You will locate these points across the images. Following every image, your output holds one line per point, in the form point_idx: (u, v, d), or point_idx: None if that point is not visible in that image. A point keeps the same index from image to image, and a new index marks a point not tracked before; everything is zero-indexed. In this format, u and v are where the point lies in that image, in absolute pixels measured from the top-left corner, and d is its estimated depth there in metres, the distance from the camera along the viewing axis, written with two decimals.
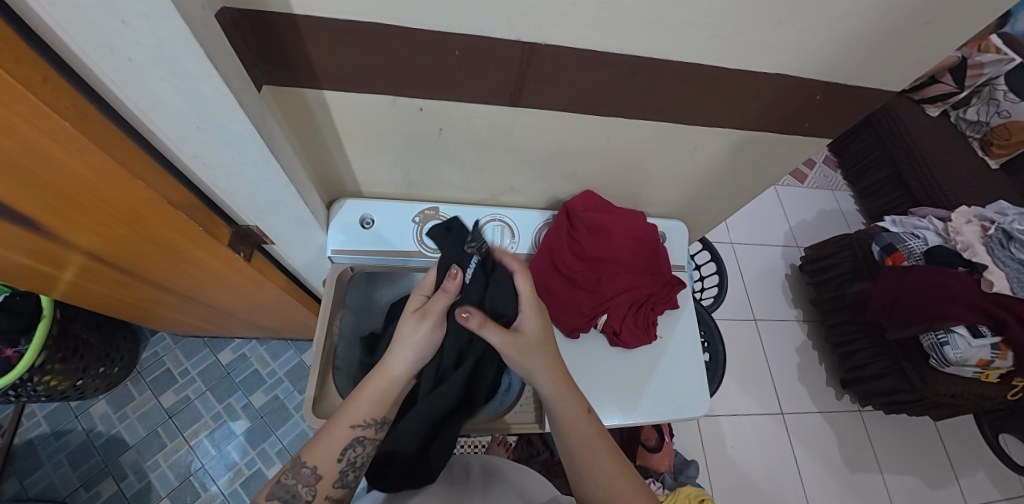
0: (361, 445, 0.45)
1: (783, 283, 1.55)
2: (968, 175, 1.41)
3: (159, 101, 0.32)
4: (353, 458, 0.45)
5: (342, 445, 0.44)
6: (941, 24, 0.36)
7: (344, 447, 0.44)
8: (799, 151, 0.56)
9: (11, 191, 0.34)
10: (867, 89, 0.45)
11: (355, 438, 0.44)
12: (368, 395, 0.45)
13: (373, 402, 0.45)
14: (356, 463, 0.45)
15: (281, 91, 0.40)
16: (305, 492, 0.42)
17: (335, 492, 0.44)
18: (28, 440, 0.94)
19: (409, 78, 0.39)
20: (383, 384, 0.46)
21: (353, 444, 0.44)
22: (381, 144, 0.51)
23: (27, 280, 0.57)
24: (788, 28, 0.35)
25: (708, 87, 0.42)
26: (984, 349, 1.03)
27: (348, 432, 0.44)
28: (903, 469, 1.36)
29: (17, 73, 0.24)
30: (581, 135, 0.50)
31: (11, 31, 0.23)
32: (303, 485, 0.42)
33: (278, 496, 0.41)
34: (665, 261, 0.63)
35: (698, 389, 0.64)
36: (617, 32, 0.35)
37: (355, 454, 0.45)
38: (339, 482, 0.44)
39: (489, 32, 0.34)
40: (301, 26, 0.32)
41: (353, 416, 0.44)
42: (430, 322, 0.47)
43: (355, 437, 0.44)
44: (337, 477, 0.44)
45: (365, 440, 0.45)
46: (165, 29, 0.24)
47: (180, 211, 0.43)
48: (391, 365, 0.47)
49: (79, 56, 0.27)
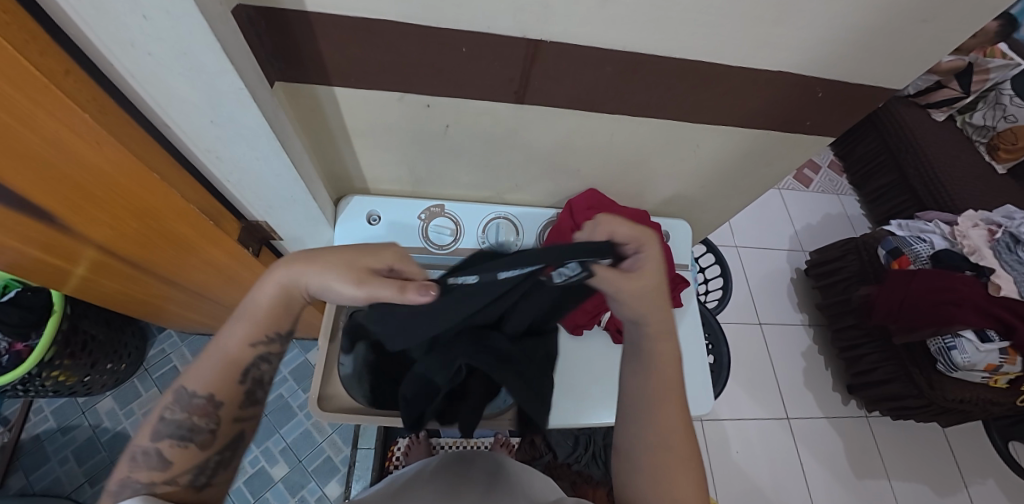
0: (266, 362, 0.43)
1: (789, 287, 1.54)
2: (975, 180, 1.41)
3: (176, 97, 0.33)
4: (257, 376, 0.42)
5: (242, 367, 0.41)
6: (942, 22, 0.37)
7: (245, 367, 0.41)
8: (803, 149, 0.56)
9: (31, 182, 0.35)
10: (869, 87, 0.46)
11: (257, 356, 0.42)
12: (268, 314, 0.41)
13: (270, 314, 0.41)
14: (264, 380, 0.43)
15: (293, 88, 0.41)
16: (203, 421, 0.39)
17: (243, 412, 0.42)
18: (35, 435, 0.95)
19: (417, 75, 0.40)
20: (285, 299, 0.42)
21: (256, 362, 0.42)
22: (388, 141, 0.52)
23: (41, 274, 0.59)
24: (789, 24, 0.36)
25: (710, 85, 0.43)
26: (993, 355, 1.03)
27: (246, 349, 0.41)
28: (911, 476, 1.34)
29: (41, 65, 0.25)
30: (584, 133, 0.51)
31: (38, 26, 0.24)
32: (198, 415, 0.39)
33: (173, 432, 0.38)
34: (669, 259, 0.64)
35: (701, 387, 0.64)
36: (620, 29, 0.35)
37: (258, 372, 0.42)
38: (249, 401, 0.42)
39: (495, 29, 0.35)
40: (314, 22, 0.33)
41: (243, 337, 0.41)
42: (366, 292, 0.39)
43: (257, 355, 0.42)
44: (242, 398, 0.42)
45: (270, 357, 0.43)
46: (185, 24, 0.25)
47: (194, 205, 0.44)
48: (290, 282, 0.41)
49: (101, 50, 0.28)
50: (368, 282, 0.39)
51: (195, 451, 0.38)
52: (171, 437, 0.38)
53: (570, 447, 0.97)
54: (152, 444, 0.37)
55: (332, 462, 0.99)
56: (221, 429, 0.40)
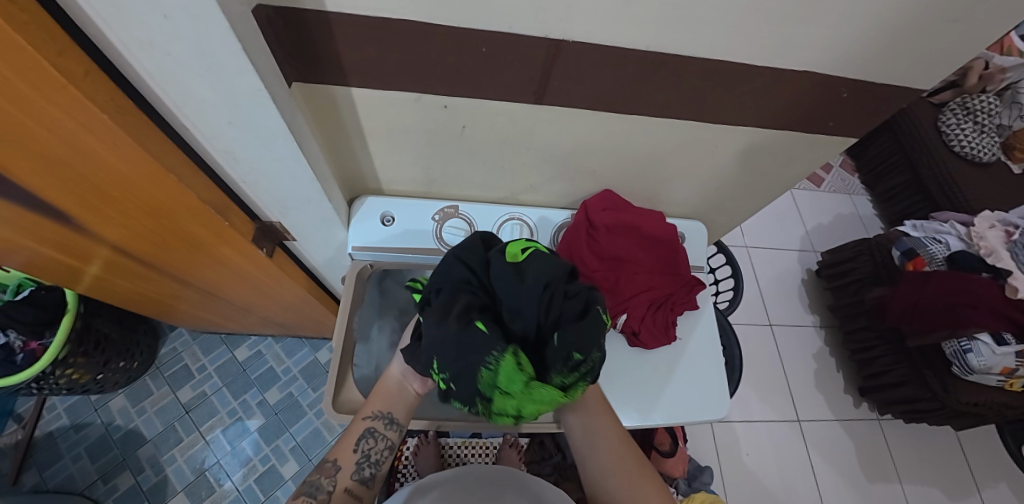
0: (373, 438, 0.51)
1: (800, 288, 1.52)
2: (990, 180, 1.38)
3: (193, 96, 0.32)
4: (367, 450, 0.50)
5: (356, 437, 0.50)
6: (973, 20, 0.36)
7: (358, 439, 0.50)
8: (822, 151, 0.55)
9: (51, 182, 0.35)
10: (893, 88, 0.45)
11: (365, 430, 0.51)
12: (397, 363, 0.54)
13: (375, 400, 0.52)
14: (371, 457, 0.50)
15: (311, 89, 0.41)
16: (327, 481, 0.48)
17: (354, 483, 0.49)
18: (48, 432, 0.95)
19: (435, 76, 0.40)
20: (386, 384, 0.53)
21: (366, 436, 0.50)
22: (404, 142, 0.51)
23: (58, 273, 0.59)
24: (817, 23, 0.35)
25: (732, 85, 0.42)
26: (1008, 358, 1.00)
27: (359, 425, 0.51)
28: (923, 480, 1.33)
29: (60, 65, 0.24)
30: (601, 135, 0.50)
31: (56, 24, 0.24)
32: (325, 475, 0.49)
33: (304, 490, 0.47)
34: (685, 262, 0.63)
35: (716, 391, 0.63)
36: (645, 28, 0.35)
37: (369, 446, 0.50)
38: (358, 475, 0.50)
39: (515, 29, 0.34)
40: (333, 23, 0.33)
41: (365, 411, 0.52)
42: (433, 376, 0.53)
43: (367, 428, 0.51)
44: (355, 469, 0.50)
45: (376, 434, 0.51)
46: (202, 22, 0.25)
47: (210, 207, 0.44)
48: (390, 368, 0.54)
49: (120, 51, 0.27)
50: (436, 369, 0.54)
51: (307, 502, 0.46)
52: (303, 494, 0.47)
53: None
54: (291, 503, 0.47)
55: None
56: (337, 493, 0.48)
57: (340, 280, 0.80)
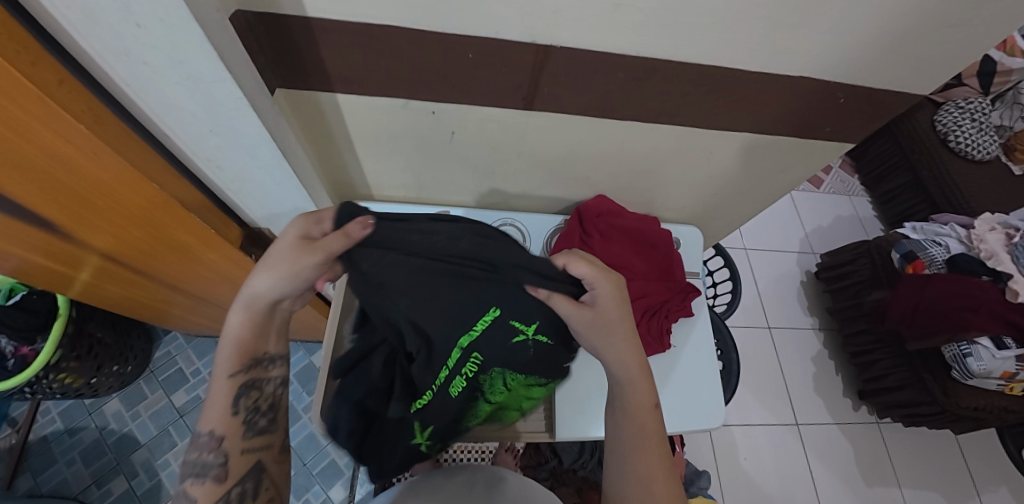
0: (253, 390, 0.40)
1: (799, 290, 1.52)
2: (991, 182, 1.37)
3: (173, 104, 0.32)
4: (253, 405, 0.40)
5: (228, 400, 0.38)
6: (971, 26, 0.35)
7: (233, 401, 0.39)
8: (820, 155, 0.54)
9: (29, 191, 0.35)
10: (890, 92, 0.44)
11: (243, 386, 0.39)
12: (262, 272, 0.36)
13: (241, 339, 0.38)
14: (261, 407, 0.41)
15: (295, 95, 0.40)
16: (213, 457, 0.37)
17: (253, 442, 0.40)
18: (42, 436, 0.95)
19: (423, 82, 0.39)
20: (249, 318, 0.38)
21: (241, 394, 0.39)
22: (392, 147, 0.50)
23: (46, 279, 0.58)
24: (810, 28, 0.34)
25: (724, 91, 0.41)
26: (1009, 362, 1.00)
27: (229, 384, 0.38)
28: (923, 484, 1.32)
29: (32, 75, 0.24)
30: (593, 140, 0.50)
31: (26, 32, 0.23)
32: (208, 451, 0.37)
33: (189, 473, 0.37)
34: (680, 268, 0.62)
35: (712, 400, 0.63)
36: (634, 33, 0.34)
37: (252, 400, 0.40)
38: (253, 432, 0.40)
39: (502, 35, 0.34)
40: (314, 29, 0.32)
41: (226, 367, 0.38)
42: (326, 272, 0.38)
43: (241, 386, 0.39)
44: (246, 427, 0.40)
45: (255, 384, 0.40)
46: (177, 32, 0.24)
47: (193, 213, 0.43)
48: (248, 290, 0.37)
49: (96, 60, 0.27)
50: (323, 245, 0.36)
51: (214, 487, 0.37)
52: (190, 478, 0.37)
53: (576, 453, 0.93)
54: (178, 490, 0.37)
55: (336, 466, 0.98)
56: (233, 462, 0.38)
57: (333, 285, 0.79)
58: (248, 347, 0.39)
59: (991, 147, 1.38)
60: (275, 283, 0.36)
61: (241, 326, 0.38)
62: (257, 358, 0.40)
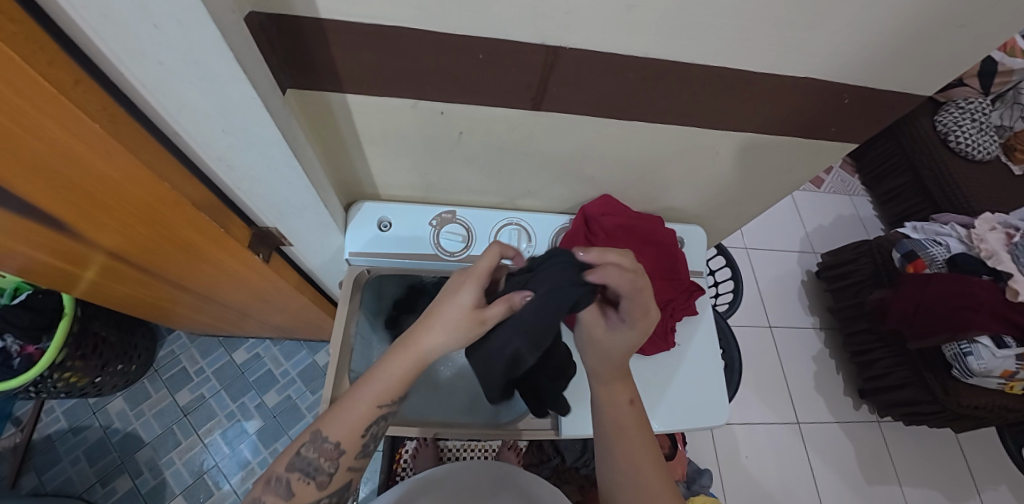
0: (383, 419, 0.45)
1: (799, 289, 1.52)
2: (991, 182, 1.38)
3: (186, 104, 0.32)
4: (376, 432, 0.45)
5: (366, 424, 0.43)
6: (976, 27, 0.35)
7: (368, 424, 0.43)
8: (824, 155, 0.55)
9: (42, 190, 0.35)
10: (895, 93, 0.44)
11: (380, 416, 0.44)
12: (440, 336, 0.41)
13: (394, 386, 0.43)
14: (377, 434, 0.46)
15: (306, 95, 0.41)
16: (328, 464, 0.43)
17: (357, 462, 0.45)
18: (46, 435, 0.95)
19: (432, 82, 0.39)
20: (414, 360, 0.42)
21: (375, 420, 0.44)
22: (400, 147, 0.51)
23: (54, 278, 0.58)
24: (817, 29, 0.35)
25: (730, 92, 0.42)
26: (1010, 360, 1.00)
27: (373, 411, 0.43)
28: (923, 482, 1.33)
29: (48, 75, 0.24)
30: (600, 140, 0.50)
31: (43, 32, 0.24)
32: (326, 457, 0.43)
33: (300, 468, 0.42)
34: (684, 267, 0.63)
35: (715, 398, 0.63)
36: (643, 35, 0.34)
37: (376, 429, 0.45)
38: (363, 451, 0.45)
39: (513, 36, 0.34)
40: (327, 29, 0.32)
41: (378, 398, 0.43)
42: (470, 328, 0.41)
43: (378, 415, 0.44)
44: (360, 449, 0.45)
45: (386, 416, 0.45)
46: (195, 32, 0.24)
47: (203, 213, 0.43)
48: (423, 345, 0.41)
49: (111, 59, 0.27)
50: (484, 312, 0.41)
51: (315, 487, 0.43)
52: (300, 471, 0.42)
53: (578, 452, 0.94)
54: (284, 475, 0.42)
55: None
56: (339, 475, 0.44)
57: (338, 284, 0.79)
58: (394, 390, 0.43)
59: (991, 147, 1.39)
60: (446, 341, 0.41)
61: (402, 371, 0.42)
62: (401, 399, 0.44)
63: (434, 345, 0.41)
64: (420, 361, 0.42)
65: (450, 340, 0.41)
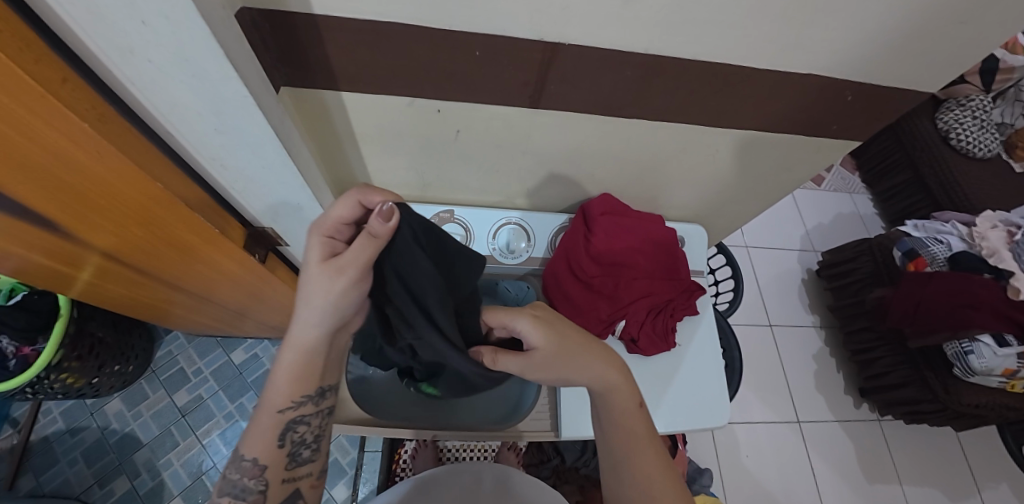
0: (300, 423, 0.45)
1: (800, 287, 1.52)
2: (992, 179, 1.37)
3: (179, 104, 0.31)
4: (298, 438, 0.45)
5: (277, 432, 0.43)
6: (980, 23, 0.35)
7: (281, 432, 0.43)
8: (825, 153, 0.54)
9: (32, 191, 0.34)
10: (898, 90, 0.44)
11: (291, 420, 0.44)
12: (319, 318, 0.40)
13: (295, 380, 0.42)
14: (306, 439, 0.45)
15: (301, 93, 0.40)
16: (255, 483, 0.42)
17: (293, 470, 0.45)
18: (44, 437, 0.95)
19: (429, 80, 0.39)
20: (300, 353, 0.42)
21: (290, 426, 0.44)
22: (397, 146, 0.50)
23: (46, 279, 0.58)
24: (819, 25, 0.34)
25: (731, 89, 0.41)
26: (1010, 359, 0.99)
27: (279, 417, 0.43)
28: (924, 481, 1.32)
29: (36, 74, 0.23)
30: (599, 139, 0.49)
31: (30, 30, 0.23)
32: (248, 477, 0.42)
33: (227, 492, 0.41)
34: (685, 267, 0.62)
35: (716, 398, 0.63)
36: (643, 31, 0.34)
37: (300, 432, 0.45)
38: (295, 462, 0.45)
39: (510, 32, 0.33)
40: (320, 26, 0.32)
41: (277, 401, 0.42)
42: (348, 275, 0.37)
43: (288, 420, 0.43)
44: (288, 459, 0.44)
45: (304, 416, 0.45)
46: (185, 30, 0.24)
47: (197, 213, 0.43)
48: (300, 336, 0.41)
49: (100, 58, 0.26)
50: (342, 258, 0.37)
51: None
52: (229, 496, 0.41)
53: (578, 452, 0.94)
54: (217, 502, 0.42)
55: (339, 464, 0.98)
56: (273, 489, 0.43)
57: None
58: (301, 380, 0.43)
59: (992, 145, 1.38)
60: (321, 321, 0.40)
61: (295, 363, 0.42)
62: (306, 397, 0.44)
63: (311, 324, 0.40)
64: (308, 347, 0.42)
65: (325, 313, 0.39)
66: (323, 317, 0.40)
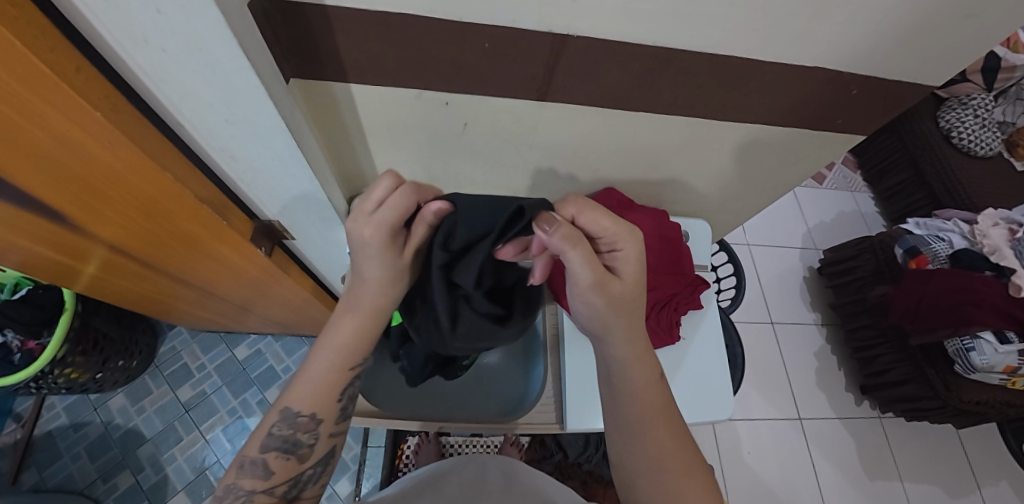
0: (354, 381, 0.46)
1: (801, 285, 1.52)
2: (993, 178, 1.38)
3: (191, 93, 0.31)
4: (349, 395, 0.46)
5: (336, 389, 0.44)
6: (987, 16, 0.35)
7: (340, 389, 0.44)
8: (830, 148, 0.54)
9: (43, 181, 0.34)
10: (903, 84, 0.44)
11: (349, 379, 0.45)
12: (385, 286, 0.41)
13: (360, 340, 0.43)
14: (353, 396, 0.47)
15: (310, 85, 0.40)
16: (307, 437, 0.44)
17: (337, 427, 0.46)
18: (47, 432, 0.95)
19: (438, 72, 0.39)
20: (367, 316, 0.43)
21: (347, 384, 0.45)
22: (403, 139, 0.50)
23: (52, 272, 0.58)
24: (827, 18, 0.34)
25: (739, 82, 0.41)
26: (1011, 356, 1.00)
27: (341, 376, 0.44)
28: (924, 478, 1.33)
29: (51, 62, 0.23)
30: (605, 133, 0.50)
31: (44, 17, 0.23)
32: (302, 431, 0.43)
33: (278, 446, 0.42)
34: (689, 261, 0.63)
35: (719, 391, 0.63)
36: (651, 23, 0.34)
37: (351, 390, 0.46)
38: (342, 417, 0.46)
39: (521, 24, 0.33)
40: (331, 17, 0.32)
41: (340, 361, 0.43)
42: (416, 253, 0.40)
43: (350, 378, 0.45)
44: (338, 413, 0.45)
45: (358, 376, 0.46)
46: (197, 18, 0.24)
47: (206, 205, 0.43)
48: (369, 300, 0.42)
49: (113, 46, 0.26)
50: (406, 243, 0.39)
51: (297, 463, 0.43)
52: (278, 449, 0.42)
53: (581, 446, 0.95)
54: (258, 457, 0.42)
55: (342, 460, 0.99)
56: (322, 443, 0.45)
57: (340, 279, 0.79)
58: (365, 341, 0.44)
59: (994, 143, 1.39)
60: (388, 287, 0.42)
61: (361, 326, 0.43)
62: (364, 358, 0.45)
63: (379, 290, 0.41)
64: (375, 311, 0.43)
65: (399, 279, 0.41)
66: (392, 283, 0.41)
